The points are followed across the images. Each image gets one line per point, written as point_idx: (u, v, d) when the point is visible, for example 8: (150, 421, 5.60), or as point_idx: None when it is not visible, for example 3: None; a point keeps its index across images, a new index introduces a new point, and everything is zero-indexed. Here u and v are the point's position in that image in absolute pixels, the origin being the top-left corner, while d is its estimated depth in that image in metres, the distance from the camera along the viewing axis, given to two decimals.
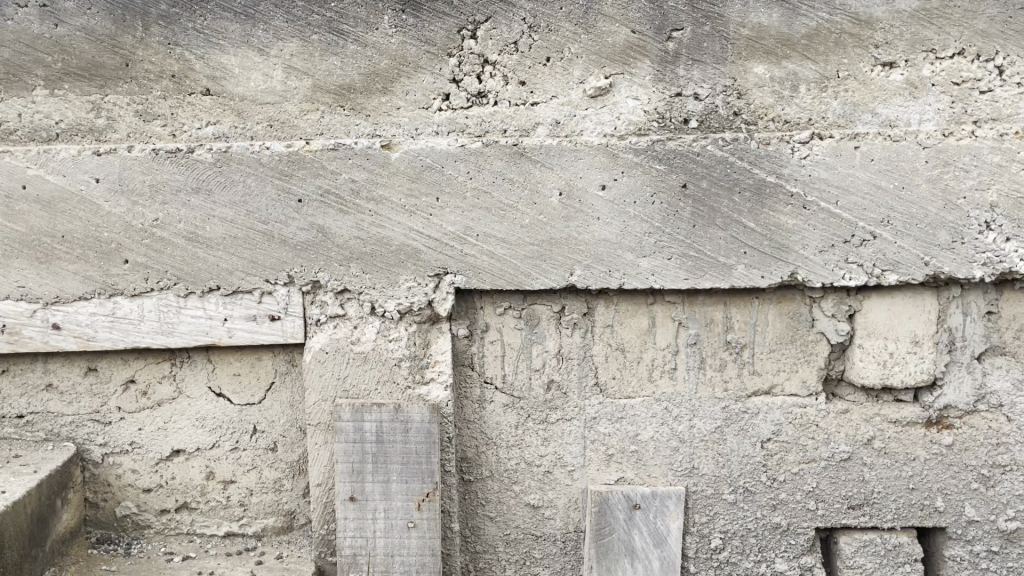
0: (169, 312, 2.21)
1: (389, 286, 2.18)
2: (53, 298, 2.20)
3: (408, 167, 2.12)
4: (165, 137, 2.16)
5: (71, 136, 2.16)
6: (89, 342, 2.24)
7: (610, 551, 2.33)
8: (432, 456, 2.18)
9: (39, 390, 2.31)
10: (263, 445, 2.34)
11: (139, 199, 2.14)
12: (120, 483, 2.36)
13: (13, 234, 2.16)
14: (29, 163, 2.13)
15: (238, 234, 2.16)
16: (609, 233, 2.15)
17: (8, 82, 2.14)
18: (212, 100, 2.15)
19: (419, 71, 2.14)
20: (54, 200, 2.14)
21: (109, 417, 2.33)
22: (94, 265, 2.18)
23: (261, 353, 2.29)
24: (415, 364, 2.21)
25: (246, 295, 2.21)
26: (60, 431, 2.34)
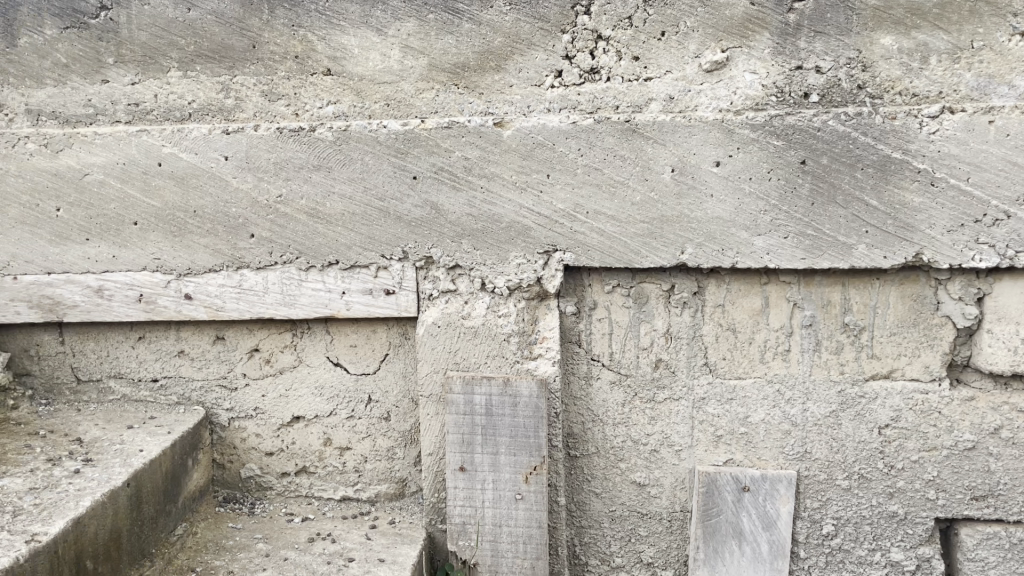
0: (291, 284, 2.31)
1: (499, 263, 2.22)
2: (186, 270, 2.33)
3: (520, 145, 2.14)
4: (288, 117, 2.24)
5: (202, 115, 2.27)
6: (218, 311, 2.36)
7: (717, 532, 2.31)
8: (540, 430, 2.20)
9: (172, 355, 2.46)
10: (377, 415, 2.43)
11: (264, 176, 2.24)
12: (245, 446, 2.49)
13: (150, 208, 2.30)
14: (164, 142, 2.26)
15: (355, 210, 2.23)
16: (722, 210, 2.11)
17: (146, 65, 2.26)
18: (333, 80, 2.22)
19: (533, 48, 2.14)
20: (187, 177, 2.27)
21: (235, 383, 2.46)
22: (223, 239, 2.30)
23: (376, 325, 2.37)
24: (524, 340, 2.24)
25: (363, 269, 2.28)
26: (191, 395, 2.48)
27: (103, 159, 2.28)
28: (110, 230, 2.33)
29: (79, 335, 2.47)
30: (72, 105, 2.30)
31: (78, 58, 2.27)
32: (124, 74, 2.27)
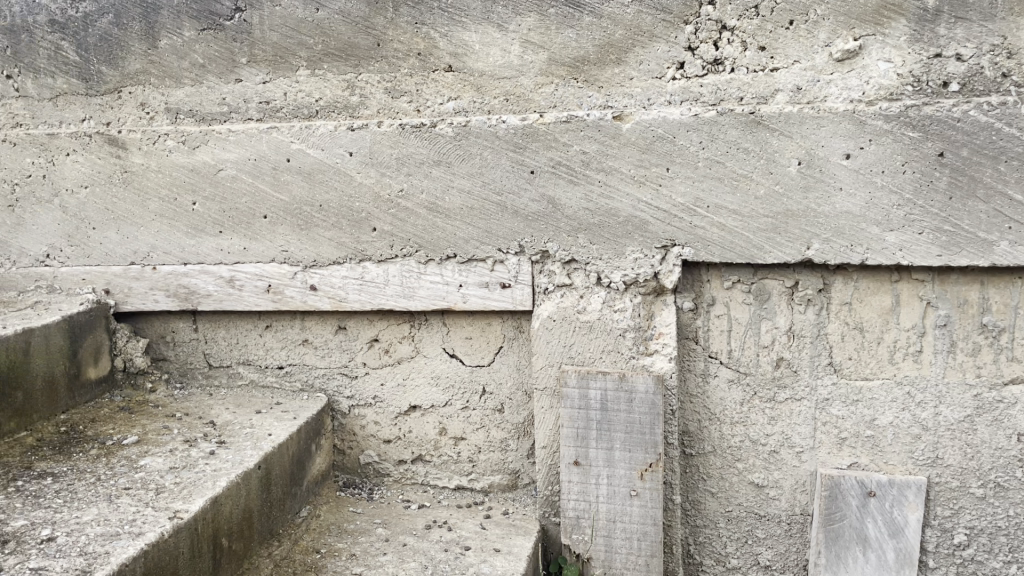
0: (411, 277, 2.36)
1: (616, 258, 2.20)
2: (312, 262, 2.42)
3: (640, 138, 2.11)
4: (410, 113, 2.29)
5: (328, 112, 2.34)
6: (341, 303, 2.44)
7: (840, 538, 2.23)
8: (656, 427, 2.16)
9: (297, 344, 2.56)
10: (491, 407, 2.46)
11: (387, 171, 2.30)
12: (364, 433, 2.57)
13: (279, 202, 2.39)
14: (293, 139, 2.34)
15: (474, 205, 2.26)
16: (852, 205, 2.04)
17: (276, 64, 2.35)
18: (454, 76, 2.25)
19: (655, 40, 2.11)
20: (313, 172, 2.35)
21: (356, 372, 2.53)
22: (347, 232, 2.37)
23: (491, 318, 2.39)
24: (640, 335, 2.21)
25: (480, 263, 2.31)
26: (314, 382, 2.58)
27: (236, 155, 2.39)
28: (242, 223, 2.44)
29: (211, 323, 2.60)
30: (207, 104, 2.42)
31: (214, 58, 2.38)
32: (257, 73, 2.37)
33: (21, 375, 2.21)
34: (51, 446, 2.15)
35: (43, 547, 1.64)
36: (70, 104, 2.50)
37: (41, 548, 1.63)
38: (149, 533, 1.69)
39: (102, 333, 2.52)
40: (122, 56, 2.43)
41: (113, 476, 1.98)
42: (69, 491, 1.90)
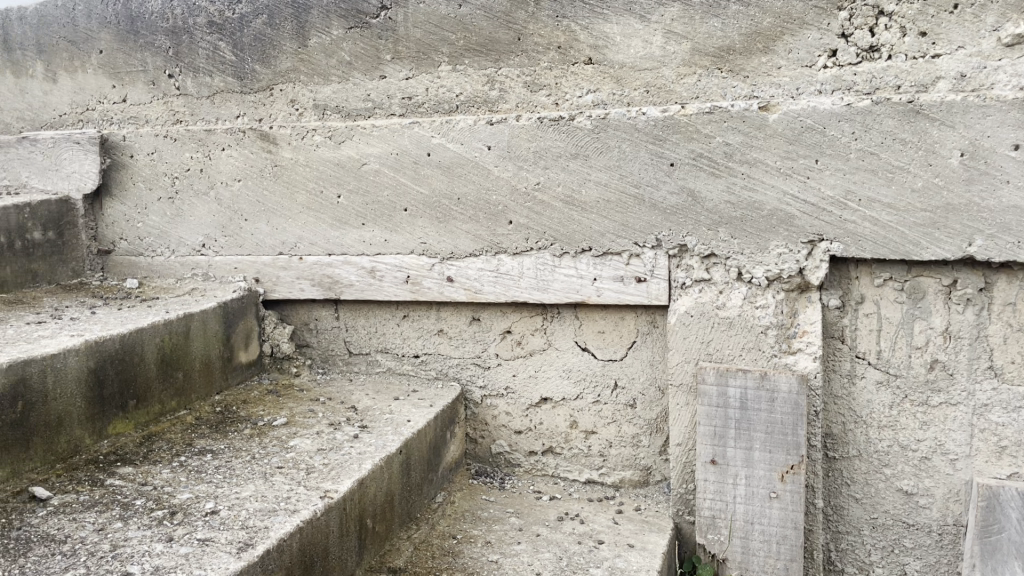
0: (545, 270, 2.37)
1: (758, 252, 2.15)
2: (449, 254, 2.47)
3: (787, 129, 2.05)
4: (549, 106, 2.29)
5: (468, 107, 2.38)
6: (476, 294, 2.47)
7: (998, 551, 2.06)
8: (799, 428, 2.09)
9: (432, 334, 2.62)
10: (623, 402, 2.43)
11: (524, 164, 2.31)
12: (496, 423, 2.60)
13: (419, 195, 2.45)
14: (433, 133, 2.39)
15: (611, 198, 2.25)
16: (1020, 199, 1.91)
17: (419, 60, 2.41)
18: (594, 69, 2.24)
19: (805, 27, 2.04)
20: (453, 166, 2.39)
21: (489, 362, 2.57)
22: (483, 225, 2.40)
23: (625, 312, 2.37)
24: (782, 333, 2.15)
25: (616, 257, 2.29)
26: (449, 372, 2.63)
27: (379, 150, 2.46)
28: (383, 216, 2.51)
29: (351, 312, 2.70)
30: (353, 100, 2.50)
31: (361, 55, 2.46)
32: (400, 70, 2.43)
33: (182, 357, 2.35)
34: (208, 425, 2.28)
35: (208, 519, 1.73)
36: (225, 101, 2.64)
37: (206, 520, 1.73)
38: (304, 511, 1.77)
39: (252, 319, 2.65)
40: (274, 55, 2.54)
41: (266, 455, 2.08)
42: (227, 467, 2.01)
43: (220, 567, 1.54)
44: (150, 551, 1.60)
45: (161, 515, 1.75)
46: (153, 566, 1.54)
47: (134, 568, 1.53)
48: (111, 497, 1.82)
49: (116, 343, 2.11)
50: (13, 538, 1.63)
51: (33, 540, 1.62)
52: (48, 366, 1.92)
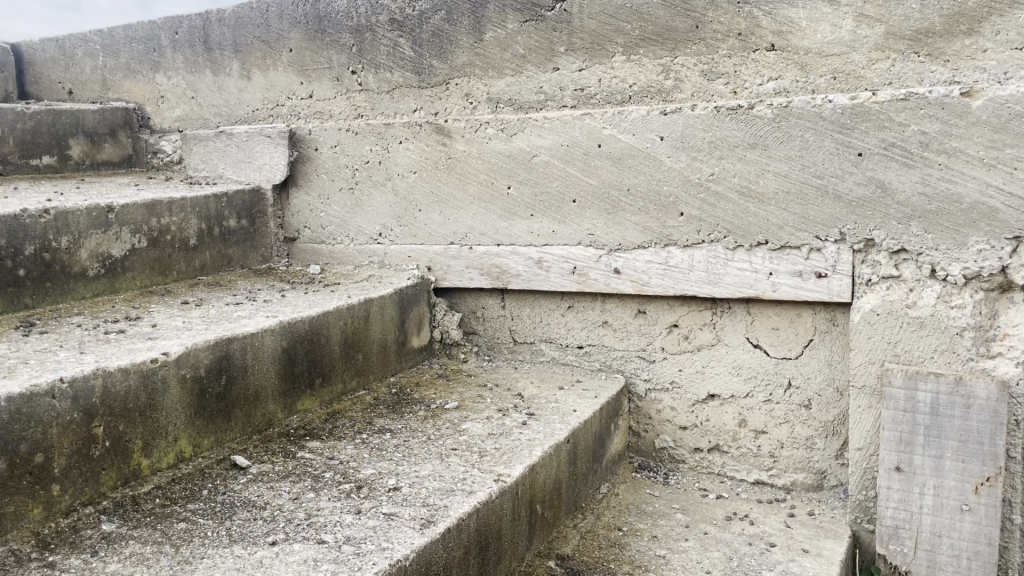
0: (717, 263, 2.32)
1: (955, 248, 2.01)
2: (617, 246, 2.46)
3: (992, 117, 1.90)
4: (726, 95, 2.24)
5: (642, 97, 2.36)
6: (644, 287, 2.45)
7: None
8: (998, 439, 1.95)
9: (597, 325, 2.61)
10: (797, 402, 2.34)
11: (698, 155, 2.27)
12: (660, 418, 2.56)
13: (588, 186, 2.46)
14: (605, 124, 2.38)
15: (791, 189, 2.17)
16: None
17: (593, 51, 2.41)
18: (776, 55, 2.17)
19: (1016, 7, 1.89)
20: (624, 156, 2.38)
21: (654, 356, 2.54)
22: (654, 217, 2.38)
23: (802, 309, 2.28)
24: (980, 336, 2.00)
25: (794, 250, 2.21)
26: (612, 364, 2.62)
27: (550, 141, 2.48)
28: (552, 207, 2.53)
29: (517, 300, 2.74)
30: (526, 93, 2.54)
31: (534, 48, 2.49)
32: (574, 61, 2.44)
33: (361, 340, 2.47)
34: (386, 405, 2.39)
35: (391, 495, 1.81)
36: (404, 96, 2.74)
37: (390, 495, 1.81)
38: (480, 493, 1.82)
39: (425, 305, 2.75)
40: (451, 49, 2.62)
41: (440, 437, 2.16)
42: (406, 446, 2.09)
43: (406, 541, 1.61)
44: (341, 521, 1.69)
45: (348, 488, 1.85)
46: (344, 535, 1.63)
47: (328, 536, 1.62)
48: (303, 468, 1.94)
49: (306, 325, 2.25)
50: (220, 501, 1.77)
51: (237, 504, 1.76)
52: (247, 345, 2.07)
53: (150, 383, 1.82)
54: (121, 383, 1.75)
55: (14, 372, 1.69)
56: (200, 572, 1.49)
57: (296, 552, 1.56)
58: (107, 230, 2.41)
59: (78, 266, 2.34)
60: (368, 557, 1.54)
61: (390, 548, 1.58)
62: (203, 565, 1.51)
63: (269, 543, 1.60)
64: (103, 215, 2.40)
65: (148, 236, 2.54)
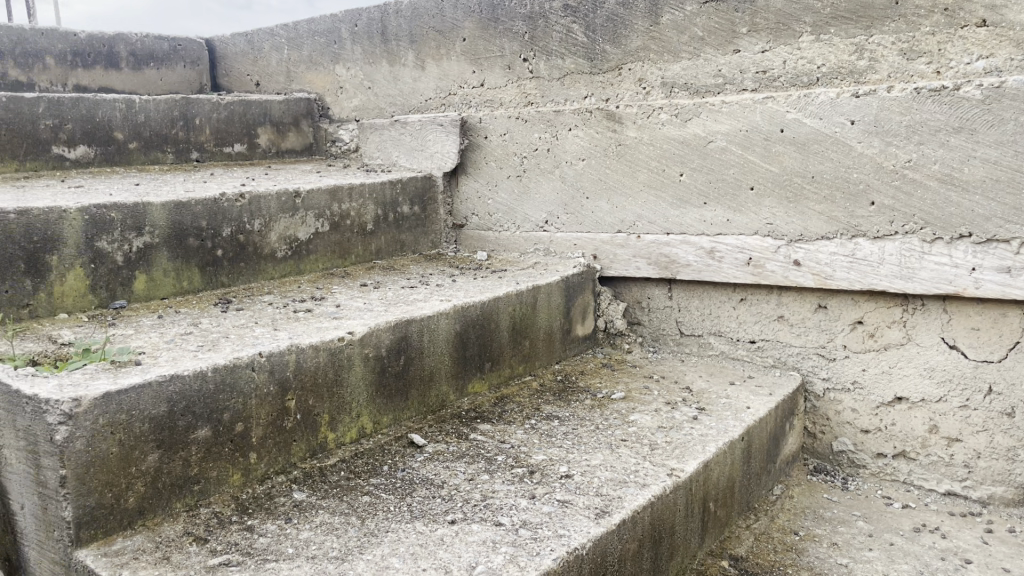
0: (911, 256, 2.16)
1: None
2: (798, 236, 2.34)
3: None
4: (928, 75, 2.08)
5: (831, 79, 2.23)
6: (827, 280, 2.32)
7: None
8: None
9: (772, 319, 2.50)
10: (998, 409, 2.15)
11: (894, 140, 2.12)
12: (839, 419, 2.43)
13: (769, 174, 2.35)
14: (789, 108, 2.27)
15: (1000, 177, 1.99)
16: None
17: (778, 32, 2.30)
18: (988, 32, 1.98)
19: None
20: (809, 142, 2.26)
21: (835, 354, 2.40)
22: (840, 206, 2.25)
23: (1008, 309, 2.08)
24: None
25: (1002, 244, 2.02)
26: (788, 360, 2.50)
27: (727, 127, 2.39)
28: (728, 195, 2.44)
29: (686, 292, 2.66)
30: (704, 76, 2.46)
31: (714, 30, 2.40)
32: (756, 43, 2.34)
33: (529, 326, 2.48)
34: (553, 392, 2.39)
35: (564, 482, 1.81)
36: (575, 83, 2.72)
37: (563, 483, 1.80)
38: (654, 485, 1.78)
39: (591, 294, 2.73)
40: (625, 34, 2.57)
41: (610, 427, 2.13)
42: (575, 434, 2.08)
43: (582, 530, 1.59)
44: (516, 505, 1.70)
45: (521, 473, 1.86)
46: (521, 519, 1.64)
47: (504, 519, 1.64)
48: (476, 450, 1.97)
49: (478, 309, 2.28)
50: (400, 478, 1.82)
51: (416, 481, 1.81)
52: (424, 327, 2.12)
53: (337, 361, 1.89)
54: (311, 359, 1.83)
55: (218, 346, 1.80)
56: (385, 545, 1.53)
57: (475, 533, 1.58)
58: (294, 214, 2.54)
59: (267, 248, 2.48)
60: (545, 543, 1.54)
61: (567, 536, 1.57)
62: (387, 538, 1.56)
63: (448, 521, 1.63)
64: (291, 200, 2.53)
65: (330, 221, 2.65)
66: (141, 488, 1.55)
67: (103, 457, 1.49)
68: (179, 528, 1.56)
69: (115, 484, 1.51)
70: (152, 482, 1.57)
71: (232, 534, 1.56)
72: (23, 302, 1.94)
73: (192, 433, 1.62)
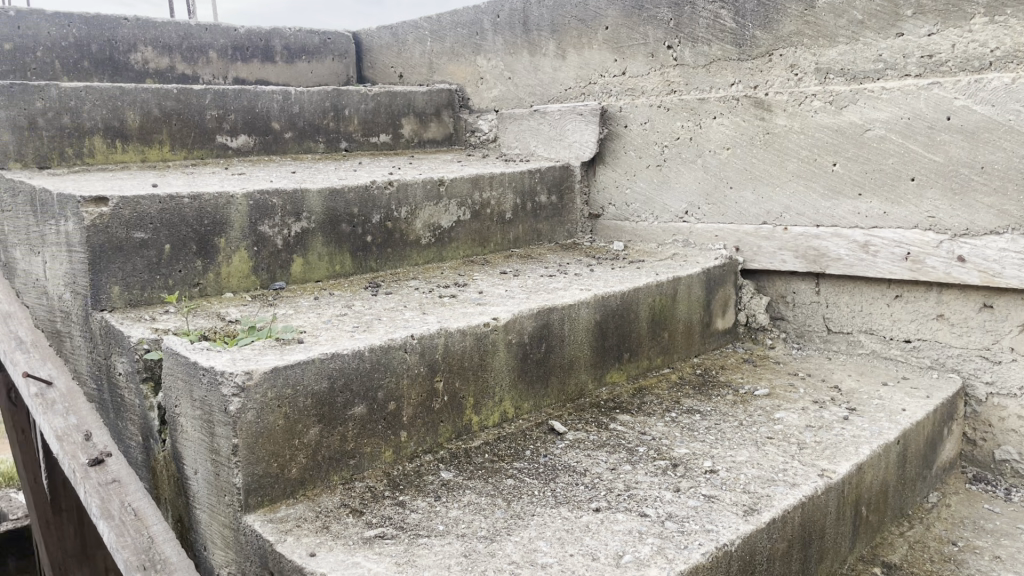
0: None
1: None
2: (963, 230, 2.20)
3: None
4: None
5: (1006, 64, 2.07)
6: (994, 278, 2.16)
7: None
8: None
9: (930, 318, 2.36)
10: None
11: None
12: (1003, 426, 2.26)
13: (932, 164, 2.23)
14: (957, 94, 2.14)
15: None
16: None
17: (947, 14, 2.16)
18: None
19: None
20: (979, 130, 2.12)
21: (1000, 356, 2.24)
22: (1013, 199, 2.09)
23: None
24: None
25: None
26: (946, 362, 2.36)
27: (887, 114, 2.28)
28: (886, 186, 2.33)
29: (835, 287, 2.55)
30: (862, 62, 2.35)
31: (875, 13, 2.29)
32: (922, 26, 2.21)
33: (669, 318, 2.45)
34: (693, 386, 2.35)
35: (709, 477, 1.77)
36: (722, 70, 2.66)
37: (708, 477, 1.77)
38: (805, 485, 1.73)
39: (732, 287, 2.66)
40: (777, 19, 2.49)
41: (754, 423, 2.07)
42: (718, 430, 2.04)
43: (730, 526, 1.56)
44: (660, 497, 1.68)
45: (664, 465, 1.84)
46: (666, 512, 1.62)
47: (650, 510, 1.62)
48: (617, 440, 1.97)
49: (619, 299, 2.27)
50: (543, 463, 1.84)
51: (559, 468, 1.82)
52: (566, 315, 2.13)
53: (482, 345, 1.93)
54: (459, 343, 1.88)
55: (372, 327, 1.87)
56: (532, 528, 1.55)
57: (621, 522, 1.58)
58: (438, 202, 2.60)
59: (413, 234, 2.55)
60: (693, 537, 1.51)
61: (715, 531, 1.54)
62: (534, 522, 1.58)
63: (593, 509, 1.63)
64: (436, 188, 2.58)
65: (471, 209, 2.70)
66: (303, 460, 1.63)
67: (270, 429, 1.57)
68: (336, 500, 1.64)
69: (280, 455, 1.59)
70: (312, 455, 1.65)
71: (386, 508, 1.62)
72: (194, 281, 2.07)
73: (349, 409, 1.69)
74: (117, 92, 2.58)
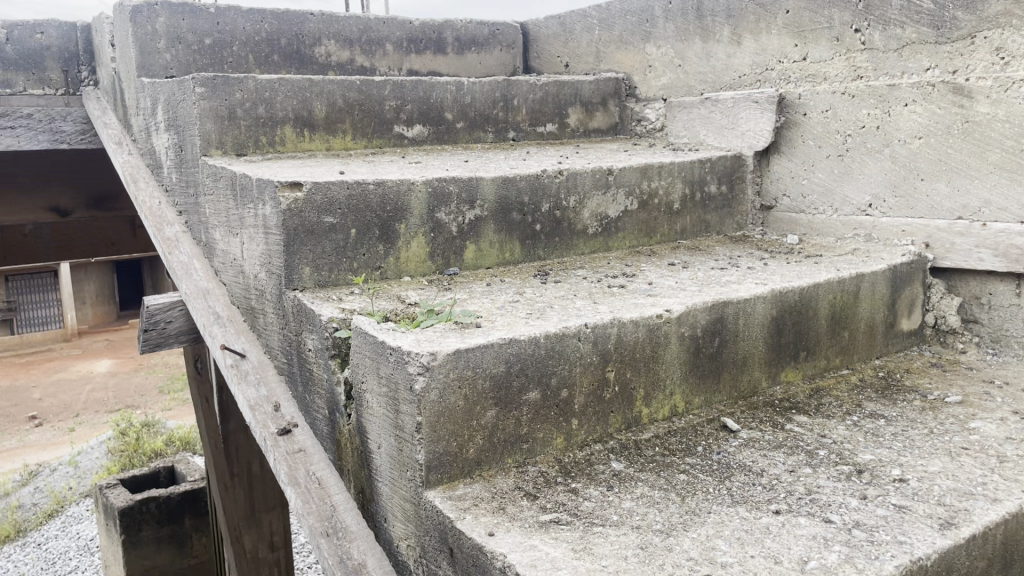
0: None
1: None
2: None
3: None
4: None
5: None
6: None
7: None
8: None
9: None
10: None
11: None
12: None
13: None
14: None
15: None
16: None
17: None
18: None
19: None
20: None
21: None
22: None
23: None
24: None
25: None
26: None
27: None
28: None
29: None
30: None
31: None
32: None
33: (850, 316, 2.33)
34: (874, 389, 2.22)
35: (899, 486, 1.67)
36: (916, 54, 2.50)
37: (898, 486, 1.67)
38: (1008, 502, 1.59)
39: (919, 286, 2.50)
40: None
41: (946, 432, 1.94)
42: (906, 437, 1.92)
43: (926, 539, 1.46)
44: (845, 504, 1.60)
45: (848, 470, 1.75)
46: (854, 519, 1.54)
47: (835, 517, 1.55)
48: (795, 441, 1.89)
49: (797, 295, 2.18)
50: (716, 460, 1.80)
51: (733, 466, 1.77)
52: (741, 310, 2.06)
53: (654, 338, 1.90)
54: (631, 333, 1.86)
55: (546, 314, 1.88)
56: (709, 526, 1.52)
57: (804, 526, 1.52)
58: (607, 192, 2.58)
59: (581, 224, 2.55)
60: (885, 548, 1.43)
61: (909, 544, 1.45)
62: (710, 519, 1.55)
63: (773, 511, 1.58)
64: (605, 177, 2.56)
65: (639, 199, 2.67)
66: (480, 441, 1.67)
67: (452, 408, 1.61)
68: (511, 482, 1.66)
69: (460, 434, 1.64)
70: (489, 436, 1.68)
71: (559, 494, 1.63)
72: (377, 265, 2.16)
73: (524, 395, 1.72)
74: (305, 83, 2.72)
